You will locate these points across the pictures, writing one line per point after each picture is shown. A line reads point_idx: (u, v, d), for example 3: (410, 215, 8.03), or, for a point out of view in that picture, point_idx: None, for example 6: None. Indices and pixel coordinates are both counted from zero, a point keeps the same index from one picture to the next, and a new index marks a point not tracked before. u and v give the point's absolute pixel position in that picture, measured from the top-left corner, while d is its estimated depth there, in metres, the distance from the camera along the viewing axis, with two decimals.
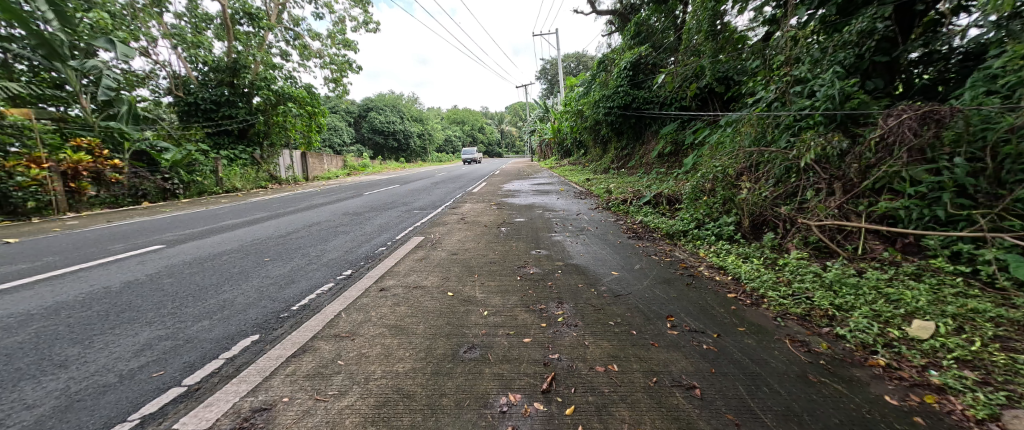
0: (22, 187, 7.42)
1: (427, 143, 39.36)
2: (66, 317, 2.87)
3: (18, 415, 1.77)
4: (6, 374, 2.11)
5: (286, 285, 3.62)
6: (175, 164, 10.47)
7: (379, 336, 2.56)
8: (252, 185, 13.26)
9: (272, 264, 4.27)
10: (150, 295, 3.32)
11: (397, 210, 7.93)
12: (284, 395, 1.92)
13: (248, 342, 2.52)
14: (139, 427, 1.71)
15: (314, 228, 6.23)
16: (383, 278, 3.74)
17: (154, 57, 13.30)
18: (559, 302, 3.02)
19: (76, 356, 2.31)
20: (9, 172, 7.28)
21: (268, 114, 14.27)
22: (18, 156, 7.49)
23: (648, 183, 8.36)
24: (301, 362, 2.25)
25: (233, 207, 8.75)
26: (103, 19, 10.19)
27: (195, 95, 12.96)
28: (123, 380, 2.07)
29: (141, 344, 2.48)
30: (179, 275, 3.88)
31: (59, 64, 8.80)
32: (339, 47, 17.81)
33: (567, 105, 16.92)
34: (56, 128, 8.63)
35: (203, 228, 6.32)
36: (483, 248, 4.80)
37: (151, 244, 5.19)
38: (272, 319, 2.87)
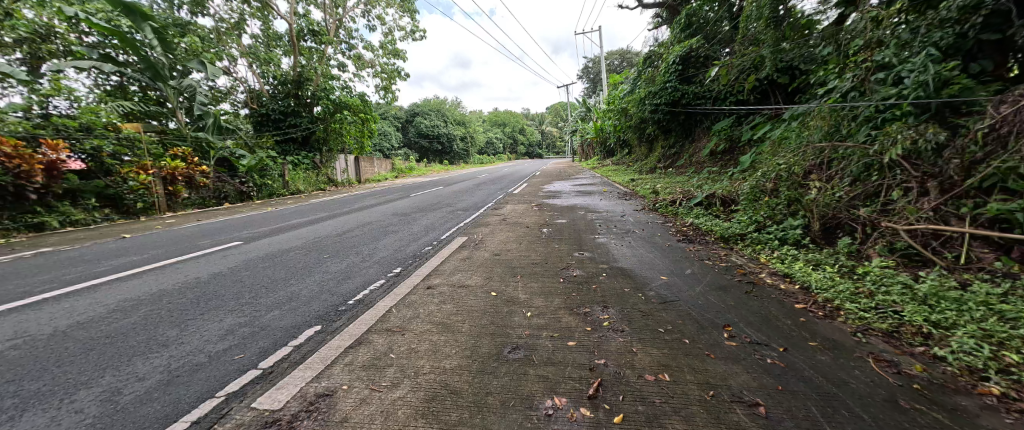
0: (134, 191, 8.51)
1: (468, 145, 40.03)
2: (167, 303, 3.26)
3: (133, 385, 2.04)
4: (124, 350, 2.43)
5: (343, 280, 3.83)
6: (250, 170, 11.59)
7: (427, 332, 2.63)
8: (313, 188, 14.26)
9: (331, 260, 4.55)
10: (231, 286, 3.68)
11: (441, 211, 8.11)
12: (343, 383, 2.05)
13: (312, 332, 2.70)
14: (226, 402, 1.92)
15: (367, 228, 6.57)
16: (430, 277, 3.85)
17: (235, 75, 14.80)
18: (603, 306, 2.93)
19: (175, 337, 2.60)
20: (123, 178, 8.40)
21: (327, 122, 15.11)
22: (130, 164, 8.59)
23: (699, 183, 7.88)
24: (357, 352, 2.38)
25: (295, 208, 9.44)
26: (195, 43, 11.54)
27: (267, 107, 14.20)
28: (212, 360, 2.30)
29: (224, 329, 2.74)
30: (255, 268, 4.26)
31: (161, 84, 10.04)
32: (390, 57, 18.72)
33: (611, 103, 16.37)
34: (159, 139, 9.64)
35: (272, 227, 6.88)
36: (526, 249, 4.79)
37: (230, 241, 5.73)
38: (332, 312, 3.06)
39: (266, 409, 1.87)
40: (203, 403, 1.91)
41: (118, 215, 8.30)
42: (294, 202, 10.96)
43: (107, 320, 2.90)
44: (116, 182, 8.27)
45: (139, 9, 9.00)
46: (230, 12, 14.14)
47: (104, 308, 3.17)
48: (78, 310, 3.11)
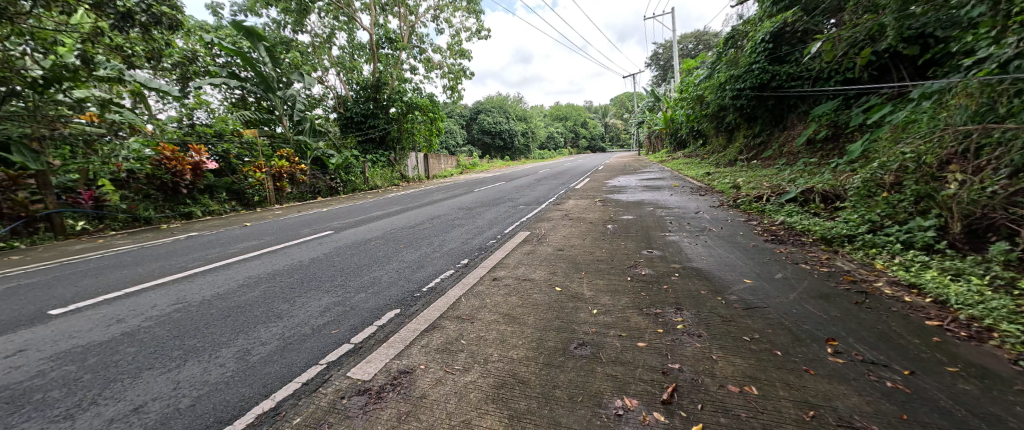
0: (252, 187, 9.90)
1: (530, 141, 40.07)
2: (279, 281, 3.78)
3: (258, 349, 2.42)
4: (251, 318, 2.89)
5: (417, 269, 4.10)
6: (338, 167, 12.90)
7: (494, 322, 2.70)
8: (388, 183, 15.38)
9: (407, 250, 4.90)
10: (327, 269, 4.15)
11: (504, 206, 8.25)
12: (421, 363, 2.21)
13: (392, 314, 2.94)
14: (327, 369, 2.19)
15: (438, 221, 6.94)
16: (495, 269, 3.94)
17: (325, 84, 16.48)
18: (676, 308, 2.74)
19: (287, 310, 3.02)
20: (244, 175, 9.79)
21: (401, 123, 16.13)
22: (248, 164, 9.99)
23: (792, 177, 6.98)
24: (431, 336, 2.54)
25: (373, 202, 10.29)
26: (297, 58, 13.19)
27: (351, 111, 15.60)
28: (315, 332, 2.64)
29: (324, 306, 3.11)
30: (345, 254, 4.76)
31: (271, 96, 11.57)
32: (457, 57, 19.39)
33: (685, 91, 15.14)
34: (270, 142, 11.19)
35: (357, 218, 7.59)
36: (590, 245, 4.66)
37: (325, 230, 6.46)
38: (409, 297, 3.30)
39: (357, 380, 2.09)
40: (310, 369, 2.20)
41: (242, 207, 9.79)
42: (373, 196, 11.95)
43: (238, 293, 3.46)
44: (240, 179, 9.75)
45: (256, 31, 10.67)
46: (323, 28, 15.83)
47: (235, 282, 3.79)
48: (217, 284, 3.76)
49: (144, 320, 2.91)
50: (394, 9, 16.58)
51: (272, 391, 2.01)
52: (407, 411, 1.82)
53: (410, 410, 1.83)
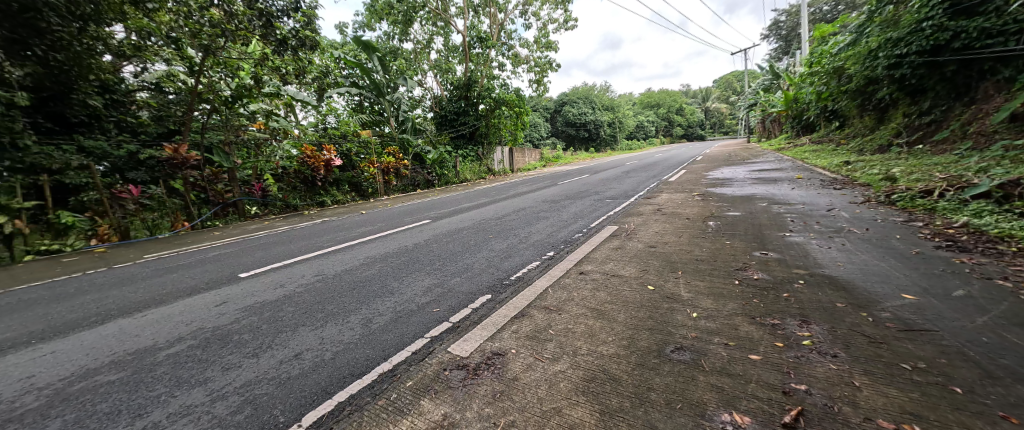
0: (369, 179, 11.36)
1: (617, 132, 38.24)
2: (389, 261, 4.31)
3: (376, 319, 2.87)
4: (372, 291, 3.43)
5: (505, 258, 4.24)
6: (434, 162, 13.88)
7: (583, 315, 2.66)
8: (475, 177, 15.99)
9: (495, 240, 5.10)
10: (427, 253, 4.56)
11: (591, 199, 8.05)
12: (512, 348, 2.30)
13: (484, 299, 3.10)
14: (431, 343, 2.47)
15: (524, 212, 7.08)
16: (581, 263, 3.87)
17: (424, 85, 17.83)
18: (801, 321, 2.37)
19: (397, 288, 3.47)
20: (363, 171, 11.22)
21: (488, 119, 16.58)
22: (365, 160, 11.38)
23: (978, 165, 5.51)
24: (521, 323, 2.63)
25: (463, 194, 10.86)
26: (402, 64, 14.59)
27: (446, 110, 16.64)
28: (419, 309, 2.99)
29: (425, 286, 3.47)
30: (441, 241, 5.16)
31: (381, 99, 12.97)
32: (543, 50, 19.35)
33: (817, 64, 12.79)
34: (381, 138, 12.55)
35: (450, 209, 8.14)
36: (687, 243, 4.29)
37: (423, 219, 7.06)
38: (498, 284, 3.44)
39: (456, 358, 2.26)
40: (416, 340, 2.52)
41: (359, 197, 11.16)
42: (463, 189, 12.60)
43: (361, 269, 4.08)
44: (359, 173, 11.15)
45: (370, 44, 12.17)
46: (423, 34, 17.14)
47: (357, 259, 4.45)
48: (345, 260, 4.46)
49: (300, 285, 3.68)
50: (485, 9, 17.20)
51: (389, 355, 2.37)
52: (500, 390, 1.93)
53: (504, 390, 1.93)
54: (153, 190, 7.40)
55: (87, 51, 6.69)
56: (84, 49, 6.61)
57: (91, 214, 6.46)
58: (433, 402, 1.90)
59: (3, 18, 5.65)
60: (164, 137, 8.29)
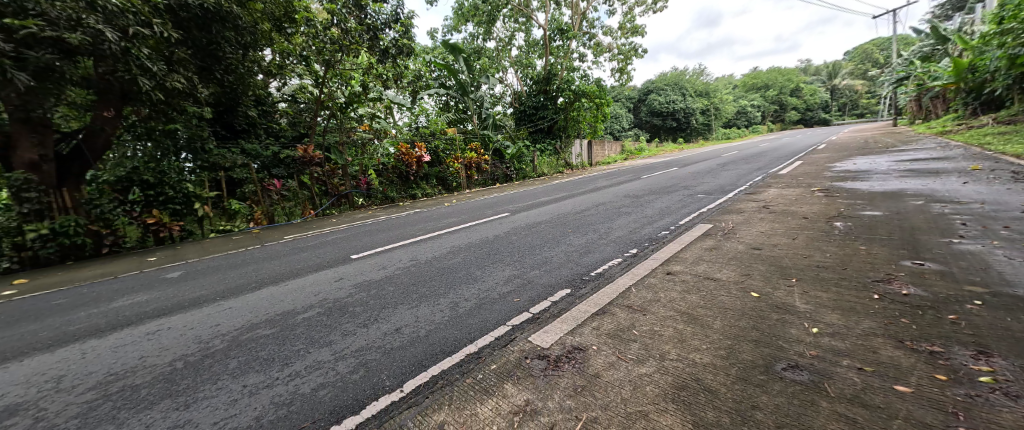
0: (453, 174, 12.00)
1: (711, 120, 34.72)
2: (472, 251, 4.53)
3: (462, 304, 3.05)
4: (457, 278, 3.64)
5: (585, 253, 4.15)
6: (512, 157, 14.08)
7: (671, 318, 2.49)
8: (553, 171, 15.87)
9: (575, 234, 5.02)
10: (507, 245, 4.68)
11: (679, 194, 7.46)
12: (593, 344, 2.26)
13: (564, 293, 3.08)
14: (513, 331, 2.55)
15: (604, 207, 6.85)
16: (669, 263, 3.61)
17: (505, 82, 18.21)
18: (970, 350, 1.90)
19: (480, 276, 3.63)
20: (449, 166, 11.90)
21: (567, 112, 16.28)
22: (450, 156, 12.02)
23: None
24: (603, 320, 2.56)
25: (542, 188, 10.86)
26: (485, 63, 15.10)
27: (525, 104, 16.79)
28: (501, 298, 3.10)
29: (506, 276, 3.57)
30: (520, 234, 5.24)
31: (465, 98, 13.61)
32: (628, 36, 18.37)
33: (1006, 21, 10.01)
34: (465, 135, 13.15)
35: (529, 202, 8.23)
36: (801, 247, 3.73)
37: (503, 211, 7.25)
38: (578, 279, 3.39)
39: (537, 349, 2.29)
40: (499, 326, 2.62)
41: (444, 191, 11.84)
42: (541, 183, 12.61)
43: (447, 257, 4.35)
44: (444, 168, 11.84)
45: (456, 46, 12.88)
46: (506, 31, 17.49)
47: (444, 248, 4.75)
48: (433, 248, 4.80)
49: (398, 268, 4.08)
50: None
51: (475, 338, 2.51)
52: (582, 385, 1.91)
53: (586, 384, 1.91)
54: (290, 184, 8.81)
55: (247, 73, 8.47)
56: (245, 71, 8.36)
57: (251, 202, 8.08)
58: (516, 388, 1.96)
59: (198, 50, 7.30)
60: (296, 140, 10.27)
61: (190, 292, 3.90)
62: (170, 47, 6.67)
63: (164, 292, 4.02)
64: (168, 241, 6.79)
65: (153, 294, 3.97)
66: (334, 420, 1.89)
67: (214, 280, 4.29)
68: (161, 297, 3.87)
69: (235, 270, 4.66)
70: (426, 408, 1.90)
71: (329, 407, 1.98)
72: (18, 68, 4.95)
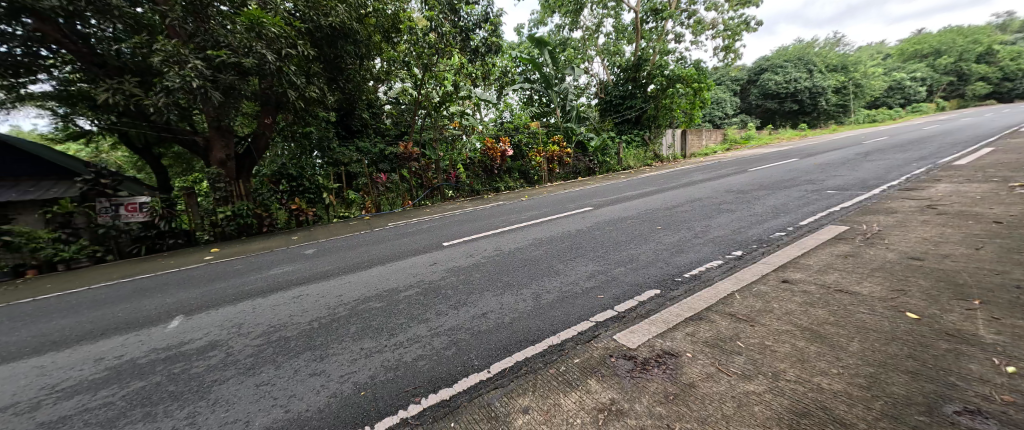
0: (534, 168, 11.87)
1: (863, 96, 27.57)
2: (554, 244, 4.47)
3: (543, 295, 3.03)
4: (539, 270, 3.62)
5: (678, 253, 3.80)
6: (596, 150, 13.41)
7: (788, 333, 2.14)
8: (640, 164, 14.71)
9: (665, 232, 4.62)
10: (590, 240, 4.52)
11: (798, 190, 6.38)
12: (688, 351, 2.05)
13: (653, 294, 2.86)
14: (596, 327, 2.44)
15: (699, 203, 6.20)
16: (784, 269, 3.11)
17: (590, 72, 17.58)
18: None
19: (562, 270, 3.57)
20: (530, 160, 11.83)
21: (659, 100, 14.98)
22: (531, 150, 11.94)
23: None
24: (699, 326, 2.31)
25: (629, 182, 10.26)
26: (570, 54, 14.76)
27: (612, 94, 15.99)
28: (584, 293, 3.00)
29: (589, 272, 3.45)
30: (604, 229, 5.02)
31: (549, 91, 13.49)
32: (736, 9, 16.31)
33: None
34: (547, 129, 13.11)
35: (613, 196, 7.86)
36: (982, 261, 2.88)
37: (586, 206, 7.02)
38: (670, 280, 3.11)
39: (623, 349, 2.16)
40: (582, 321, 2.54)
41: (526, 184, 11.82)
42: (628, 176, 11.89)
43: (530, 249, 4.37)
44: (526, 162, 11.82)
45: (543, 39, 12.88)
46: (593, 18, 16.86)
47: (526, 240, 4.78)
48: (515, 240, 4.86)
49: (482, 257, 4.22)
50: None
51: (557, 330, 2.47)
52: (675, 393, 1.74)
53: (679, 392, 1.74)
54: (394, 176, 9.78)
55: (362, 80, 9.40)
56: (360, 79, 9.32)
57: (363, 193, 9.15)
58: (600, 385, 1.88)
59: (328, 64, 8.42)
60: (398, 137, 11.27)
61: (317, 267, 4.57)
62: (309, 63, 7.79)
63: (299, 265, 4.78)
64: (306, 222, 8.15)
65: (291, 267, 4.74)
66: (429, 390, 2.02)
67: (334, 258, 4.96)
68: (298, 269, 4.59)
69: (351, 250, 5.31)
70: (510, 391, 1.92)
71: (426, 377, 2.13)
72: (215, 88, 6.42)
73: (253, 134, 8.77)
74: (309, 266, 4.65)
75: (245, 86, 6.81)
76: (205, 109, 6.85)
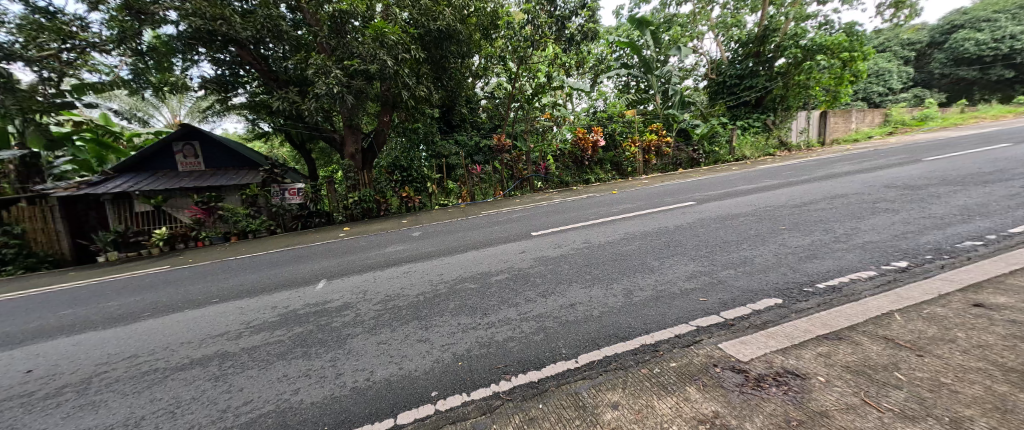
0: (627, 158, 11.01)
1: None
2: (647, 240, 4.16)
3: (636, 292, 2.85)
4: (629, 266, 3.42)
5: (809, 258, 3.20)
6: (702, 138, 11.82)
7: (977, 371, 1.64)
8: (761, 153, 12.40)
9: (790, 233, 3.93)
10: (691, 238, 4.09)
11: (999, 188, 4.78)
12: (821, 374, 1.73)
13: (773, 303, 2.47)
14: (697, 332, 2.22)
15: (839, 202, 5.11)
16: (976, 290, 2.38)
17: (700, 51, 15.67)
18: None
19: (656, 268, 3.31)
20: (623, 150, 11.04)
21: (790, 77, 12.61)
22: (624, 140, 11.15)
23: None
24: (837, 347, 1.93)
25: (743, 174, 8.96)
26: (677, 32, 13.30)
27: (726, 74, 13.90)
28: (683, 294, 2.74)
29: (689, 272, 3.14)
30: (709, 227, 4.47)
31: (650, 75, 12.44)
32: None
33: None
34: (644, 116, 12.28)
35: (721, 191, 6.97)
36: None
37: (687, 200, 6.37)
38: (796, 289, 2.65)
39: (733, 361, 1.91)
40: (680, 324, 2.33)
41: (619, 177, 11.07)
42: (743, 168, 10.35)
43: (619, 243, 4.15)
44: (620, 152, 11.06)
45: (645, 19, 11.75)
46: None
47: (616, 235, 4.54)
48: (604, 233, 4.65)
49: (568, 248, 4.16)
50: None
51: (650, 330, 2.31)
52: (800, 419, 1.49)
53: (806, 419, 1.48)
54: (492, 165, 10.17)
55: (459, 77, 9.86)
56: (458, 76, 9.77)
57: (459, 183, 9.77)
58: (701, 395, 1.71)
59: (434, 66, 9.06)
60: (491, 131, 11.83)
61: (420, 248, 5.04)
62: (419, 65, 8.56)
63: (406, 246, 5.33)
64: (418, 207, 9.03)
65: (400, 247, 5.32)
66: (518, 370, 2.08)
67: (435, 241, 5.40)
68: (406, 249, 5.14)
69: (450, 235, 5.73)
70: (599, 384, 1.87)
71: (516, 357, 2.19)
72: (349, 94, 7.60)
73: (375, 130, 10.26)
74: (417, 246, 5.17)
75: (370, 88, 7.83)
76: (341, 112, 8.13)
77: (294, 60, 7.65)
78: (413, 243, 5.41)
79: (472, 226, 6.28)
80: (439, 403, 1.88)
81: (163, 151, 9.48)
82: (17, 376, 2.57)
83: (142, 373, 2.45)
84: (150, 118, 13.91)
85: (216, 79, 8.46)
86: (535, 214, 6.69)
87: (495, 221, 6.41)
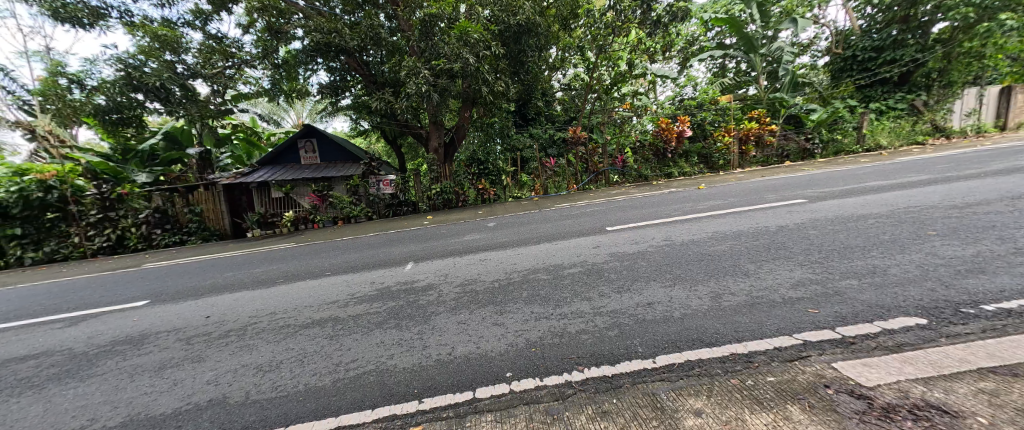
0: (719, 151, 10.04)
1: None
2: (745, 241, 3.84)
3: (728, 296, 2.70)
4: (723, 268, 3.21)
5: (969, 274, 2.67)
6: (819, 124, 10.12)
7: None
8: (905, 142, 9.94)
9: (941, 241, 3.30)
10: (799, 241, 3.69)
11: None
12: (982, 414, 1.46)
13: (913, 323, 2.14)
14: (802, 347, 2.04)
15: (1016, 205, 4.11)
16: None
17: (822, 21, 13.47)
18: None
19: (755, 271, 3.07)
20: (714, 141, 10.09)
21: (954, 44, 10.07)
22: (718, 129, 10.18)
23: None
24: (1009, 385, 1.61)
25: (869, 169, 7.59)
26: (791, 2, 11.56)
27: (855, 47, 11.52)
28: (786, 303, 2.52)
29: (796, 279, 2.87)
30: (823, 229, 3.97)
31: (753, 55, 11.13)
32: None
33: None
34: (742, 104, 11.13)
35: (841, 188, 6.04)
36: None
37: (795, 198, 5.65)
38: (948, 309, 2.25)
39: (855, 385, 1.72)
40: (783, 336, 2.17)
41: (707, 170, 10.18)
42: (872, 161, 8.71)
43: (710, 242, 3.91)
44: (710, 144, 10.12)
45: None
46: None
47: (706, 233, 4.27)
48: (694, 231, 4.40)
49: (653, 246, 4.03)
50: None
51: (743, 338, 2.19)
52: None
53: None
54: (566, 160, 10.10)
55: (537, 69, 10.00)
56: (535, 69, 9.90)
57: (533, 176, 9.95)
58: (806, 417, 1.58)
59: (513, 60, 9.30)
60: (567, 123, 11.72)
61: (500, 238, 5.29)
62: (498, 61, 8.87)
63: (487, 236, 5.62)
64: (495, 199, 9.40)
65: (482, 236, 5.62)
66: (591, 363, 2.14)
67: (514, 232, 5.61)
68: (487, 238, 5.43)
69: (529, 226, 5.88)
70: (678, 388, 1.85)
71: (589, 350, 2.26)
72: (437, 92, 8.21)
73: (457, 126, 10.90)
74: (496, 237, 5.43)
75: (453, 86, 8.38)
76: (428, 109, 8.80)
77: (390, 64, 8.46)
78: (495, 233, 5.68)
79: (553, 219, 6.36)
80: (514, 384, 2.03)
81: (292, 148, 11.27)
82: (200, 319, 3.36)
83: (279, 326, 3.03)
84: (280, 119, 16.55)
85: (330, 84, 9.69)
86: (615, 209, 6.54)
87: (576, 215, 6.41)
